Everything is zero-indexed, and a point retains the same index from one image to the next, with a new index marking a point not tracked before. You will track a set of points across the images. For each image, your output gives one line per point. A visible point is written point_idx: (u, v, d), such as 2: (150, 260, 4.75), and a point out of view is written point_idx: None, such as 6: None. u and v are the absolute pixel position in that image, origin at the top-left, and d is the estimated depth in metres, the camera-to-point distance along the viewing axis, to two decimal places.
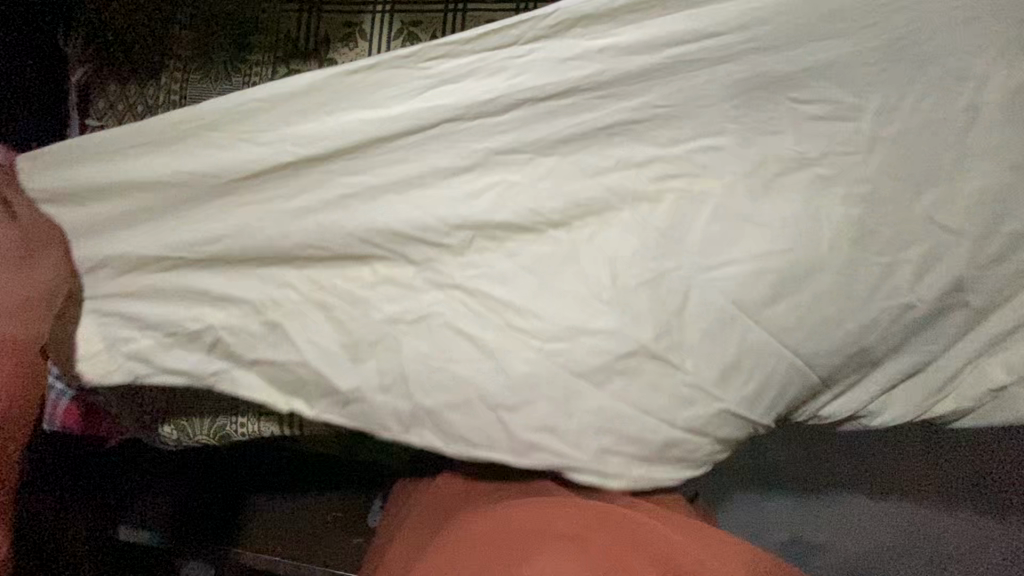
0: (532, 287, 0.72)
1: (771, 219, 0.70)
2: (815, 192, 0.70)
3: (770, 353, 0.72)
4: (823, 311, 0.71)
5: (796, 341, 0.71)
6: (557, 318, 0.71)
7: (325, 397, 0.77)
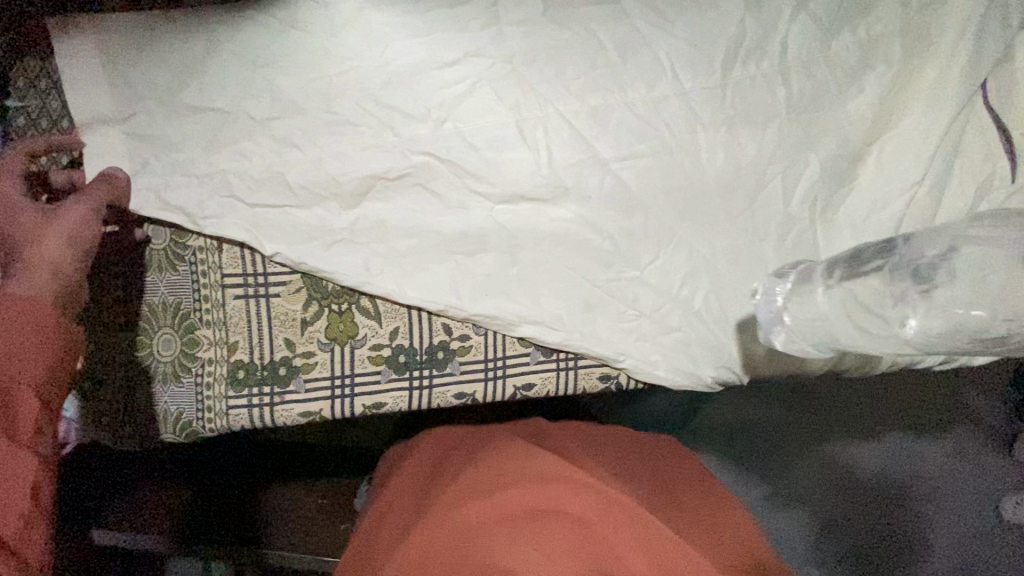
0: (530, 233, 0.63)
1: (769, 141, 0.65)
2: (794, 111, 0.65)
3: None
4: (824, 240, 0.67)
5: None
6: (517, 262, 0.63)
7: (260, 340, 0.59)
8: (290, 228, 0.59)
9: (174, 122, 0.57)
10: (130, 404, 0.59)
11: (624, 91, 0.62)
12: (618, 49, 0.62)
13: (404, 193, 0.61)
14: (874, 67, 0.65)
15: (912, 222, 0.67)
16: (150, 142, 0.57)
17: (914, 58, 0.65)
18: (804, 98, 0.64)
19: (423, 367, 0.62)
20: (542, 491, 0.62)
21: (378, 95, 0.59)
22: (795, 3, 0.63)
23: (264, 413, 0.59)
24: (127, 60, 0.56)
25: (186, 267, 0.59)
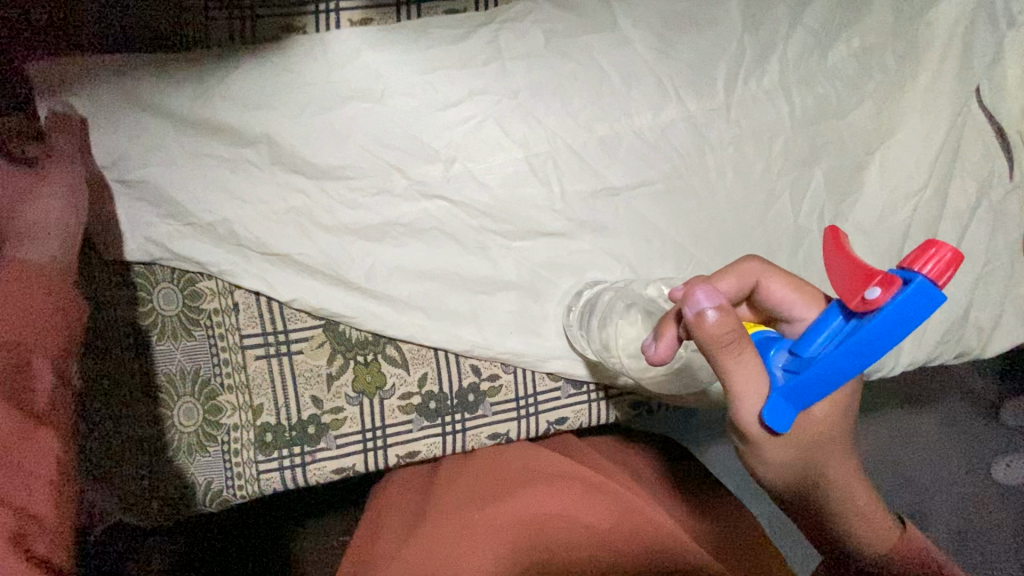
0: (549, 266, 0.62)
1: (775, 156, 0.65)
2: (797, 125, 0.65)
3: None
4: None
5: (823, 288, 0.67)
6: (539, 296, 0.62)
7: (287, 400, 0.58)
8: (305, 281, 0.57)
9: (173, 184, 0.55)
10: (152, 481, 0.55)
11: (631, 118, 0.62)
12: (622, 76, 0.62)
13: (419, 237, 0.60)
14: (870, 76, 0.66)
15: (921, 224, 0.67)
16: (151, 208, 0.54)
17: (905, 67, 0.66)
18: (806, 111, 0.65)
19: (454, 411, 0.61)
20: (555, 495, 0.55)
21: (386, 140, 0.58)
22: (790, 22, 0.64)
23: (296, 475, 0.58)
24: (118, 124, 0.53)
25: (204, 332, 0.56)
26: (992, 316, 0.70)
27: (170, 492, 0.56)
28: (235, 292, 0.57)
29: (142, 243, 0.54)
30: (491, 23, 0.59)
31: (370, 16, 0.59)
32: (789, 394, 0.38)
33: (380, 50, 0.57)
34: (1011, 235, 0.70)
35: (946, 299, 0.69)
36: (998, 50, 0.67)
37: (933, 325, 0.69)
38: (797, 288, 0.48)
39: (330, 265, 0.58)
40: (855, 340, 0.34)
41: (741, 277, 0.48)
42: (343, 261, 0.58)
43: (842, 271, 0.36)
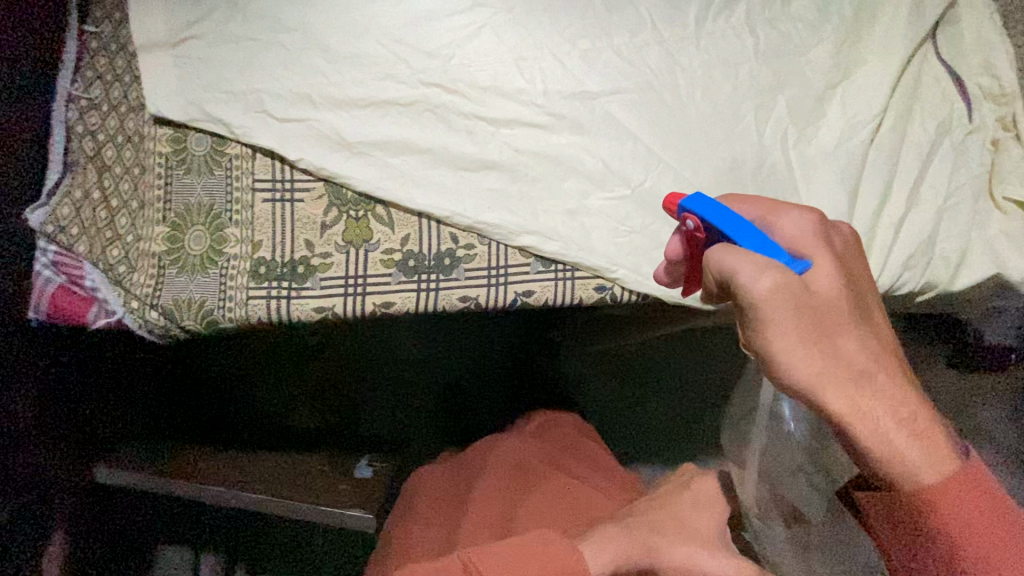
0: (527, 154, 0.69)
1: (741, 81, 0.73)
2: (761, 56, 0.73)
3: None
4: (798, 168, 0.72)
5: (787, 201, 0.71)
6: (517, 178, 0.69)
7: (284, 241, 0.65)
8: (311, 140, 0.66)
9: (218, 47, 0.65)
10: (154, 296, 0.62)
11: (610, 38, 0.72)
12: (604, 4, 0.72)
13: (416, 114, 0.68)
14: (827, 22, 0.74)
15: (877, 152, 0.72)
16: (196, 63, 0.65)
17: (860, 17, 0.74)
18: (770, 45, 0.73)
19: (430, 272, 0.66)
20: (663, 542, 0.60)
21: (396, 33, 0.69)
22: None
23: (280, 305, 0.64)
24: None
25: (224, 172, 0.65)
26: (956, 247, 0.72)
27: (165, 305, 0.62)
28: (255, 151, 0.66)
29: (187, 90, 0.64)
30: None
31: None
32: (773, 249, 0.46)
33: None
34: (974, 173, 0.73)
35: (907, 225, 0.72)
36: (945, 11, 0.75)
37: (897, 249, 0.71)
38: (764, 213, 0.51)
39: (334, 128, 0.66)
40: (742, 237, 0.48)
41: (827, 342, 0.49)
42: (346, 126, 0.66)
43: (682, 247, 0.56)
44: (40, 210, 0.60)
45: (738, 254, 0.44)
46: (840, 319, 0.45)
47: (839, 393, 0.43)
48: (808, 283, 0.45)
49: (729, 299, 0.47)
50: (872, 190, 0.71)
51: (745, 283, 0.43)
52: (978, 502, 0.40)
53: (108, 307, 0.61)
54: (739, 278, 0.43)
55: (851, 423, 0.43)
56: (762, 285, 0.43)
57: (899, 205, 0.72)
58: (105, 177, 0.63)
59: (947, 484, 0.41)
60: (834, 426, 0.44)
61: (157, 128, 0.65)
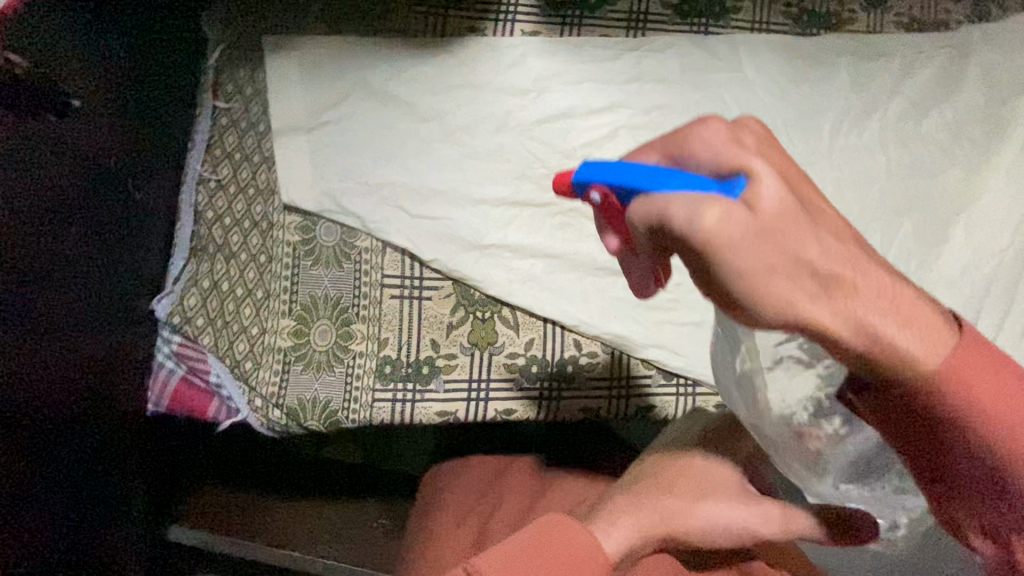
0: None
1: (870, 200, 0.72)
2: (892, 176, 0.72)
3: None
4: None
5: None
6: None
7: (409, 340, 0.63)
8: (444, 238, 0.64)
9: (354, 134, 0.63)
10: (277, 393, 0.60)
11: None
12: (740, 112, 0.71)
13: (548, 215, 0.66)
14: (958, 146, 0.73)
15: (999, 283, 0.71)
16: (331, 149, 0.63)
17: (990, 144, 0.74)
18: (900, 165, 0.72)
19: (553, 379, 0.65)
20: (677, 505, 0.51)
21: (533, 129, 0.67)
22: (890, 91, 0.74)
23: (405, 409, 0.62)
24: (322, 79, 0.63)
25: (352, 266, 0.63)
26: None
27: (288, 405, 0.60)
28: (385, 245, 0.64)
29: (322, 178, 0.62)
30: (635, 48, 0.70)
31: (540, 29, 0.69)
32: (686, 178, 0.29)
33: (543, 58, 0.68)
34: None
35: None
36: None
37: None
38: (667, 151, 0.32)
39: (466, 226, 0.64)
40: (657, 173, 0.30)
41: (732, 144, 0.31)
42: (477, 224, 0.65)
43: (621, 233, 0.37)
44: (166, 299, 0.59)
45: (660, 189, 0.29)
46: (797, 224, 0.28)
47: (811, 307, 0.29)
48: (750, 201, 0.28)
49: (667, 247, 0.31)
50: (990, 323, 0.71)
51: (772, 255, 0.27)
52: (998, 380, 0.32)
53: (230, 402, 0.60)
54: (674, 226, 0.28)
55: (882, 364, 0.30)
56: (704, 223, 0.27)
57: None
58: (232, 265, 0.61)
59: (962, 362, 0.31)
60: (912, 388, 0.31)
61: (287, 215, 0.62)
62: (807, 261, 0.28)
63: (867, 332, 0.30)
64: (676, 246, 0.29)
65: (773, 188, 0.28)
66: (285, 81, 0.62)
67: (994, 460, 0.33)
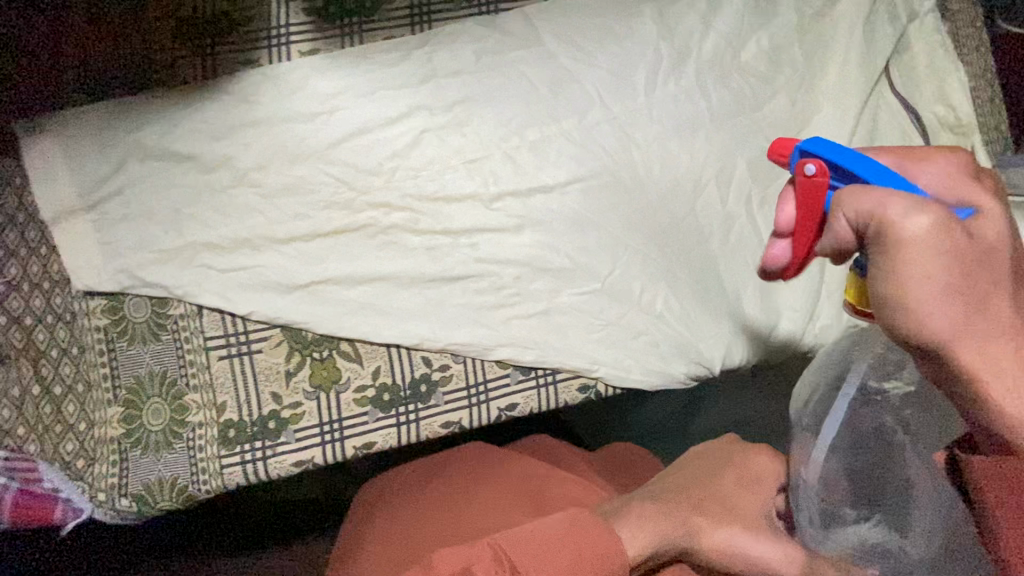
0: (490, 260, 0.66)
1: (699, 148, 0.70)
2: (717, 116, 0.70)
3: (738, 288, 0.70)
4: (764, 231, 0.70)
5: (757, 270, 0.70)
6: (483, 287, 0.66)
7: (248, 398, 0.62)
8: (260, 287, 0.62)
9: (140, 201, 0.61)
10: (119, 483, 0.59)
11: (559, 124, 0.68)
12: (548, 87, 0.68)
13: (365, 238, 0.64)
14: (780, 71, 0.71)
15: None
16: (119, 224, 0.60)
17: (813, 61, 0.71)
18: (724, 104, 0.70)
19: (408, 402, 0.64)
20: (705, 523, 0.62)
21: (330, 153, 0.64)
22: (701, 29, 0.70)
23: (258, 468, 0.61)
24: (94, 153, 0.60)
25: (170, 338, 0.61)
26: None
27: (132, 492, 0.59)
28: (200, 308, 0.61)
29: (116, 256, 0.60)
30: (421, 42, 0.66)
31: (318, 46, 0.66)
32: (903, 181, 0.40)
33: (326, 77, 0.65)
34: None
35: None
36: (897, 42, 0.73)
37: None
38: (903, 159, 0.45)
39: (280, 270, 0.62)
40: (886, 177, 0.40)
41: (948, 180, 0.43)
42: (292, 265, 0.62)
43: (797, 209, 0.43)
44: None
45: (876, 193, 0.37)
46: (993, 266, 0.38)
47: (926, 291, 0.37)
48: (966, 228, 0.37)
49: (865, 238, 0.39)
50: None
51: (835, 234, 0.39)
52: (1009, 330, 0.38)
53: None
54: (888, 215, 0.36)
55: (945, 342, 0.38)
56: (912, 223, 0.36)
57: None
58: None
59: (996, 327, 0.38)
60: (923, 346, 0.39)
61: (91, 301, 0.60)
62: (964, 252, 0.37)
63: (943, 306, 0.37)
64: (874, 248, 0.38)
65: (920, 220, 0.36)
66: (52, 163, 0.59)
67: (963, 398, 0.40)
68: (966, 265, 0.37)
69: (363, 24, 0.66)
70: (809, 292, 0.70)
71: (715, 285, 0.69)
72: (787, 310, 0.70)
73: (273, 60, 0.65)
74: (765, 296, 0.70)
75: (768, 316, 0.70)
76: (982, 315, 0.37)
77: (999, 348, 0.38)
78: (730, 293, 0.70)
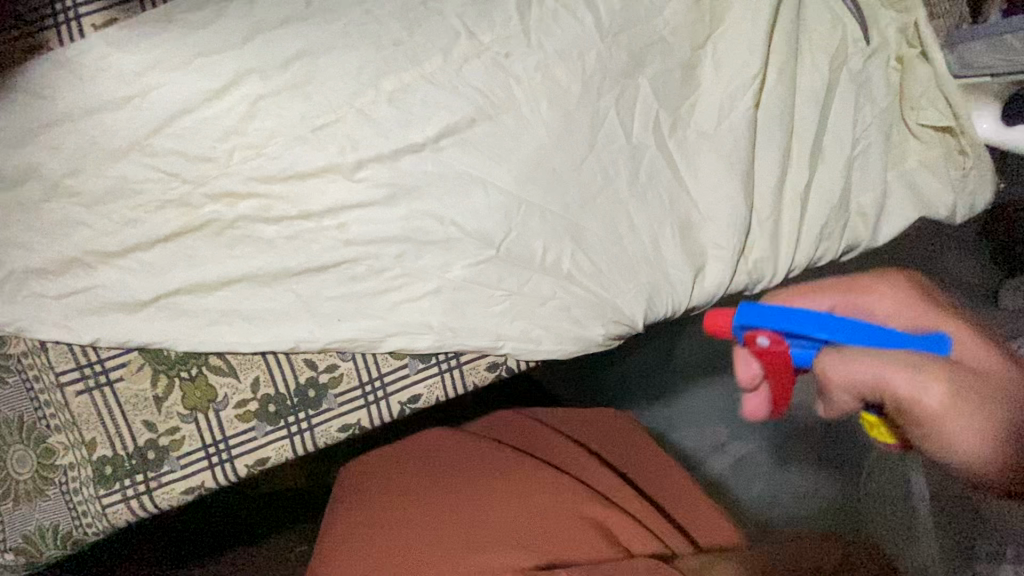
0: (361, 241, 0.57)
1: (592, 70, 0.58)
2: (608, 29, 0.58)
3: (655, 231, 0.60)
4: (679, 160, 0.60)
5: (675, 207, 0.61)
6: (359, 272, 0.58)
7: (118, 431, 0.56)
8: (101, 309, 0.55)
9: None
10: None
11: (420, 65, 0.57)
12: (401, 22, 0.57)
13: (212, 237, 0.56)
14: None
15: (766, 114, 0.60)
16: None
17: None
18: (615, 12, 0.58)
19: (296, 411, 0.58)
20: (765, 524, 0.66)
21: (150, 144, 0.54)
22: None
23: (144, 501, 0.57)
24: None
25: (19, 379, 0.56)
26: (872, 200, 0.63)
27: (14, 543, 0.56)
28: (42, 342, 0.55)
29: None
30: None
31: (115, 15, 0.55)
32: (873, 334, 0.37)
33: (127, 51, 0.54)
34: (879, 106, 0.62)
35: (812, 193, 0.62)
36: None
37: (803, 223, 0.62)
38: (846, 295, 0.42)
39: (120, 288, 0.55)
40: (849, 322, 0.38)
41: (902, 298, 0.41)
42: (134, 280, 0.55)
43: (763, 370, 0.41)
44: None
45: (858, 362, 0.36)
46: (995, 388, 0.34)
47: (977, 415, 0.33)
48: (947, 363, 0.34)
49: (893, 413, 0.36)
50: (766, 165, 0.61)
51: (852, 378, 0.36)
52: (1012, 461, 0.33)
53: None
54: (899, 392, 0.34)
55: (984, 469, 0.33)
56: (929, 395, 0.33)
57: (799, 170, 0.62)
58: None
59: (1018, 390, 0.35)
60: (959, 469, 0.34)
61: None
62: (982, 389, 0.33)
63: (980, 428, 0.33)
64: (909, 420, 0.34)
65: (937, 392, 0.33)
66: None
67: None
68: (988, 373, 0.34)
69: None
70: (738, 224, 0.61)
71: (628, 232, 0.60)
72: (714, 249, 0.61)
73: (62, 40, 0.54)
74: (688, 236, 0.61)
75: (693, 259, 0.61)
76: (1004, 415, 0.33)
77: (997, 418, 0.33)
78: (647, 238, 0.60)
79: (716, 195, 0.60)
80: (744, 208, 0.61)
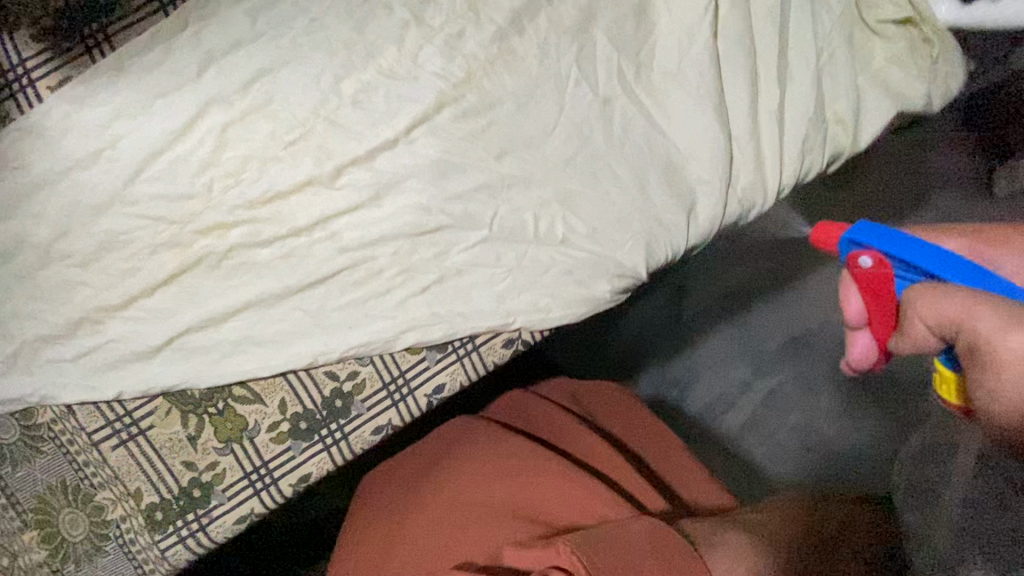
0: (354, 246, 0.58)
1: (547, 33, 0.58)
2: None
3: (640, 178, 0.60)
4: (650, 105, 0.60)
5: (655, 151, 0.61)
6: (359, 277, 0.58)
7: (160, 477, 0.57)
8: (118, 363, 0.55)
9: None
10: None
11: (377, 63, 0.57)
12: (348, 23, 0.56)
13: (210, 271, 0.56)
14: None
15: (726, 41, 0.60)
16: None
17: None
18: None
19: (328, 423, 0.59)
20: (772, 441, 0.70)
21: (129, 193, 0.55)
22: None
23: (200, 538, 0.58)
24: None
25: (53, 446, 0.57)
26: (846, 105, 0.63)
27: None
28: (68, 406, 0.56)
29: None
30: (179, 24, 0.55)
31: (66, 73, 0.55)
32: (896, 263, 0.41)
33: (87, 106, 0.54)
34: (835, 11, 0.62)
35: (787, 110, 0.62)
36: None
37: (783, 141, 0.62)
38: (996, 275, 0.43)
39: (132, 339, 0.55)
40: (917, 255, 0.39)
41: None
42: (143, 329, 0.56)
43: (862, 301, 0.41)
44: None
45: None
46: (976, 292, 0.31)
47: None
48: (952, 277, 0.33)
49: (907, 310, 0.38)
50: (736, 91, 0.61)
51: None
52: None
53: None
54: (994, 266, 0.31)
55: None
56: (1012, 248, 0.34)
57: (769, 90, 0.62)
58: None
59: None
60: None
61: None
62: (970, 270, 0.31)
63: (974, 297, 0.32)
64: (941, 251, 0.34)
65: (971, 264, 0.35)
66: None
67: None
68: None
69: (104, 28, 0.55)
70: (720, 155, 0.61)
71: (615, 184, 0.60)
72: (701, 184, 0.61)
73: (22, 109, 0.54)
74: (673, 178, 0.61)
75: (683, 199, 0.61)
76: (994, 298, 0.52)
77: None
78: (634, 187, 0.60)
79: (693, 131, 0.60)
80: (724, 138, 0.61)
